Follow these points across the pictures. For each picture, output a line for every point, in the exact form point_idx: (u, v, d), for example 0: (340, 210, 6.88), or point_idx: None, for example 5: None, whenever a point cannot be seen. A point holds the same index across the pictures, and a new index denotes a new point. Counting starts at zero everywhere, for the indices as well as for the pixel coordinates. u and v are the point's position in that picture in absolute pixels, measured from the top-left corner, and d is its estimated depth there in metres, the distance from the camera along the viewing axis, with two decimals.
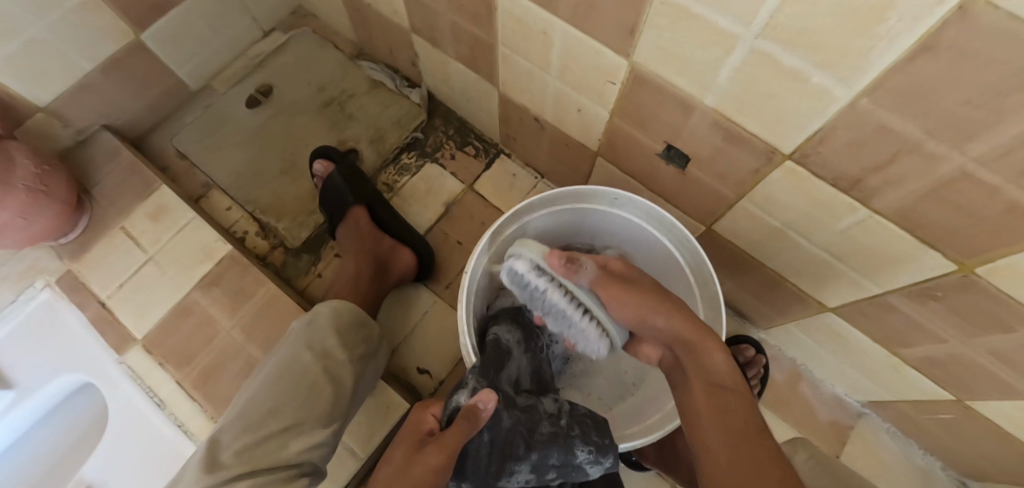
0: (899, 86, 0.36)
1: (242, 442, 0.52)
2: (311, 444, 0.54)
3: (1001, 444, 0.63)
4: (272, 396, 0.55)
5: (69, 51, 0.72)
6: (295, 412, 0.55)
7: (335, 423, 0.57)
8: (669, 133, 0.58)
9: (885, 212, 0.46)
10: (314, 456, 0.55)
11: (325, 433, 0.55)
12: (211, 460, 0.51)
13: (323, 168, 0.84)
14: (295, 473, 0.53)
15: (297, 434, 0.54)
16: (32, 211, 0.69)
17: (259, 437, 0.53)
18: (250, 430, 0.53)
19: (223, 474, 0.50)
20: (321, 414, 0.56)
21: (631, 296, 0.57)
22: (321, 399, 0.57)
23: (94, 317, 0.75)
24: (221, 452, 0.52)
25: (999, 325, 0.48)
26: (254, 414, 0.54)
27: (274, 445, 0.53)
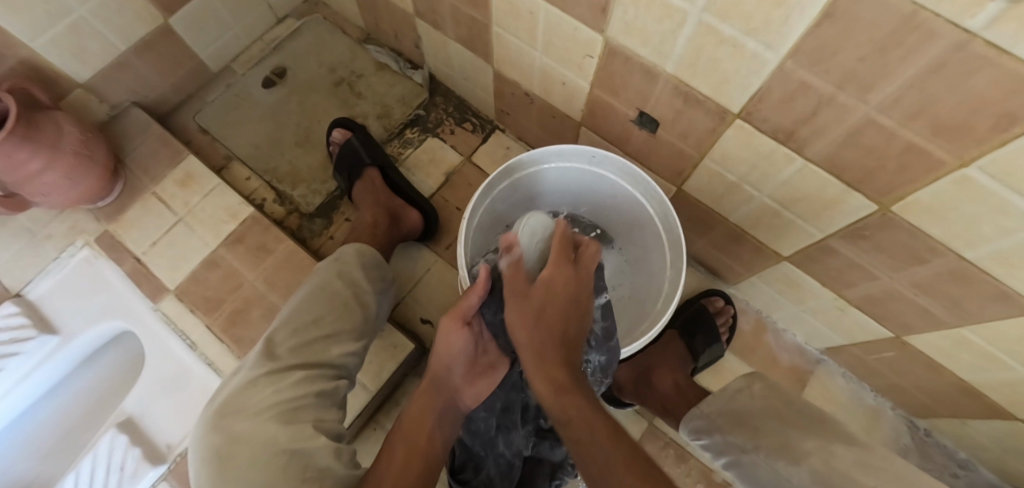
0: (809, 48, 0.44)
1: (294, 342, 0.60)
2: (348, 351, 0.64)
3: (933, 374, 0.72)
4: (314, 310, 0.64)
5: (106, 32, 0.81)
6: (334, 324, 0.64)
7: (364, 339, 0.67)
8: (640, 99, 0.67)
9: (815, 160, 0.55)
10: (349, 361, 0.64)
11: (357, 345, 0.65)
12: (269, 353, 0.59)
13: (341, 135, 0.93)
14: (336, 373, 0.62)
15: (337, 341, 0.64)
16: (77, 174, 0.77)
17: (307, 340, 0.61)
18: (299, 333, 0.62)
19: (280, 363, 0.58)
20: (355, 329, 0.66)
21: (547, 300, 0.52)
22: (353, 317, 0.67)
23: (130, 271, 0.83)
24: (276, 348, 0.60)
25: (916, 258, 0.57)
26: (302, 321, 0.63)
27: (320, 348, 0.62)
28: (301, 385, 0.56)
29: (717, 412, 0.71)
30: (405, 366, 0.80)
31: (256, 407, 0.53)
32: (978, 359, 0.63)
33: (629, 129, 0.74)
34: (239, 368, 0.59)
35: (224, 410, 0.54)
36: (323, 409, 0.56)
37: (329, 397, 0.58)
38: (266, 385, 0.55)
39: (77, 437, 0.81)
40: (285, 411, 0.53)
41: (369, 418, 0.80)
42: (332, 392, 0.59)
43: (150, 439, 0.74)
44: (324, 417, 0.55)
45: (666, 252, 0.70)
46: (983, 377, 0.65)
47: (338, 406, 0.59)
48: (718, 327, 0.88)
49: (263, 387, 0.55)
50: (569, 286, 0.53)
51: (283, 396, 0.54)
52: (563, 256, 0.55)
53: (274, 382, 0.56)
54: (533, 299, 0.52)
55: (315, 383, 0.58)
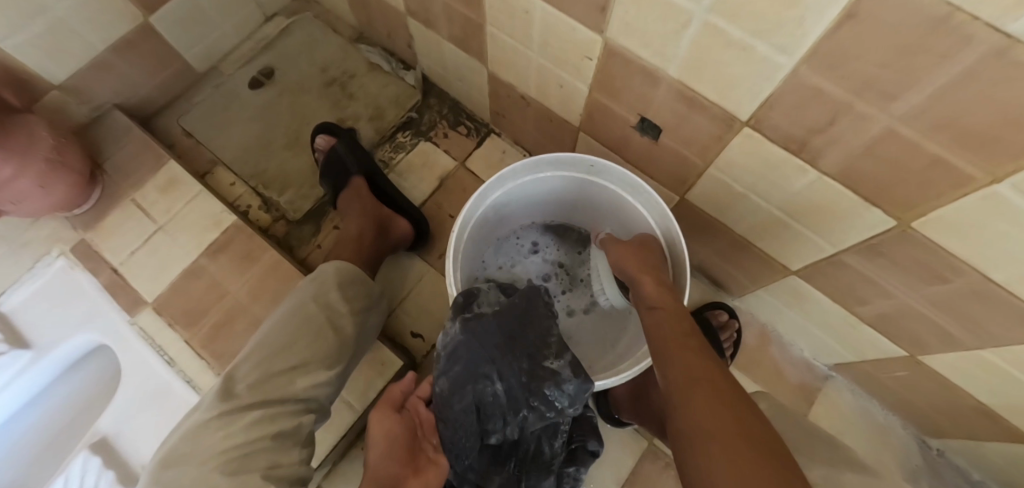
0: (828, 53, 0.41)
1: (254, 377, 0.57)
2: (316, 384, 0.60)
3: (949, 395, 0.69)
4: (282, 338, 0.61)
5: (83, 32, 0.77)
6: (303, 353, 0.60)
7: (338, 367, 0.63)
8: (642, 105, 0.63)
9: (830, 172, 0.52)
10: (318, 393, 0.60)
11: (329, 374, 0.61)
12: (225, 390, 0.56)
13: (324, 142, 0.89)
14: (302, 407, 0.59)
15: (304, 373, 0.60)
16: (49, 181, 0.74)
17: (268, 375, 0.58)
18: (262, 366, 0.58)
19: (236, 402, 0.55)
20: (325, 358, 0.62)
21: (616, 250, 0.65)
22: (326, 344, 0.62)
23: (107, 283, 0.80)
24: (236, 383, 0.57)
25: (937, 277, 0.53)
26: (267, 351, 0.59)
27: (283, 381, 0.58)
28: (255, 428, 0.54)
29: None
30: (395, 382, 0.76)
31: (209, 454, 0.52)
32: (999, 382, 0.60)
33: (629, 135, 0.71)
34: (200, 400, 0.57)
35: (180, 455, 0.53)
36: (280, 453, 0.54)
37: (289, 437, 0.56)
38: (219, 428, 0.53)
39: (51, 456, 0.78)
40: (235, 460, 0.51)
41: (357, 437, 0.77)
42: (294, 432, 0.57)
43: (124, 461, 0.71)
44: (281, 462, 0.54)
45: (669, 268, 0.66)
46: (1004, 402, 0.62)
47: (302, 444, 0.57)
48: (722, 343, 0.83)
49: (215, 431, 0.53)
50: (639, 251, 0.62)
51: (235, 442, 0.52)
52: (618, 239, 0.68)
53: (229, 423, 0.54)
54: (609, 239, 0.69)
55: (274, 423, 0.55)
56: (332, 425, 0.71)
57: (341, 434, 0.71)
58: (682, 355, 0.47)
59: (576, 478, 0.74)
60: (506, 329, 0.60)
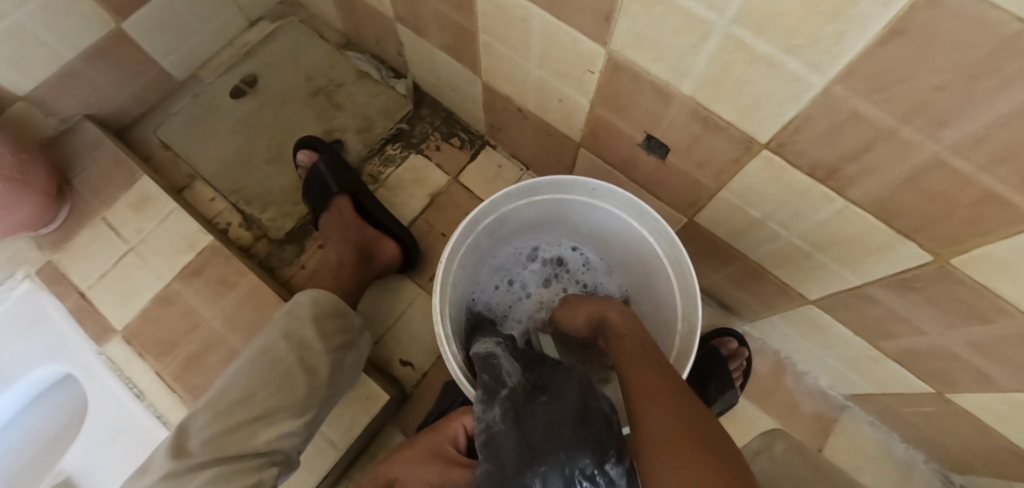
0: (868, 73, 0.35)
1: (209, 431, 0.53)
2: (281, 435, 0.55)
3: (980, 435, 0.63)
4: (246, 384, 0.56)
5: (49, 39, 0.72)
6: (268, 401, 0.56)
7: (308, 413, 0.58)
8: (650, 122, 0.58)
9: (861, 202, 0.46)
10: (285, 444, 0.56)
11: (296, 422, 0.56)
12: (178, 447, 0.52)
13: (307, 157, 0.84)
14: (266, 460, 0.54)
15: (268, 423, 0.55)
16: (10, 200, 0.69)
17: (227, 427, 0.54)
18: (220, 418, 0.54)
19: (187, 461, 0.51)
20: (294, 404, 0.57)
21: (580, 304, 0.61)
22: (294, 389, 0.57)
23: (74, 308, 0.75)
24: (189, 440, 0.53)
25: (978, 316, 0.48)
26: (226, 400, 0.55)
27: (243, 434, 0.54)
28: None
29: None
30: (382, 416, 0.71)
31: None
32: None
33: (634, 153, 0.65)
34: (155, 457, 0.54)
35: None
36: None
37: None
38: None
39: None
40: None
41: (341, 475, 0.72)
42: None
43: None
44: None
45: (678, 303, 0.60)
46: None
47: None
48: (732, 373, 0.79)
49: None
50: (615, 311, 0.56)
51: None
52: (581, 300, 0.62)
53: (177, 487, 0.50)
54: (573, 299, 0.64)
55: (229, 483, 0.51)
56: (312, 466, 0.66)
57: (322, 475, 0.66)
58: (652, 406, 0.39)
59: None
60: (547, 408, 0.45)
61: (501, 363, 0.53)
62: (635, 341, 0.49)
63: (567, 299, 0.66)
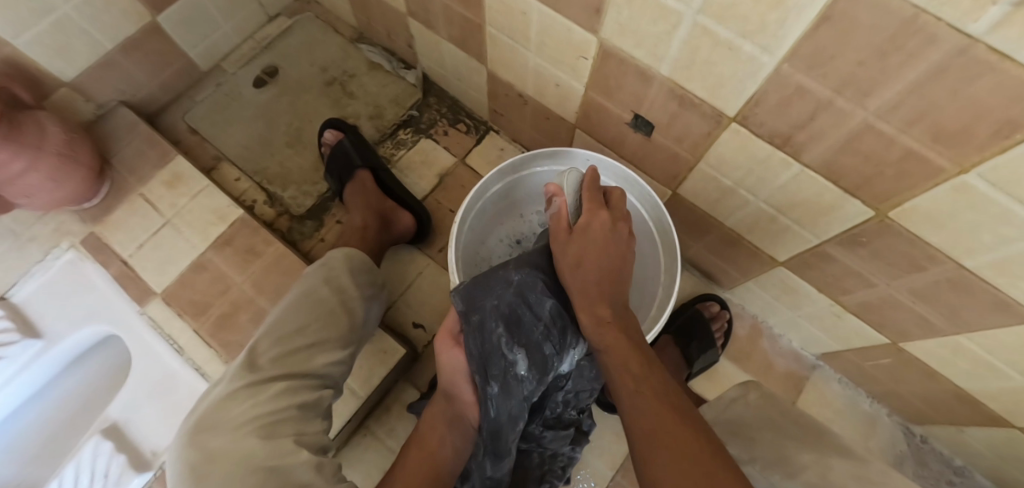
0: (806, 52, 0.43)
1: (276, 352, 0.61)
2: (333, 361, 0.65)
3: (931, 381, 0.72)
4: (299, 318, 0.65)
5: (92, 31, 0.79)
6: (320, 332, 0.65)
7: (350, 347, 0.68)
8: (635, 103, 0.66)
9: (813, 166, 0.54)
10: (334, 371, 0.65)
11: (343, 353, 0.67)
12: (250, 363, 0.59)
13: (332, 137, 0.92)
14: (320, 383, 0.63)
15: (322, 351, 0.65)
16: (60, 175, 0.76)
17: (289, 350, 0.62)
18: (282, 343, 0.62)
19: (261, 374, 0.58)
20: (339, 338, 0.67)
21: (579, 239, 0.55)
22: (340, 325, 0.68)
23: (117, 274, 0.82)
24: (258, 358, 0.60)
25: (914, 265, 0.56)
26: (286, 330, 0.64)
27: (303, 358, 0.63)
28: (282, 397, 0.57)
29: (715, 421, 0.72)
30: (397, 370, 0.79)
31: (236, 422, 0.54)
32: (974, 367, 0.63)
33: (622, 132, 0.73)
34: (220, 378, 0.60)
35: (203, 423, 0.54)
36: (305, 422, 0.57)
37: (312, 408, 0.60)
38: (246, 398, 0.56)
39: (62, 440, 0.81)
40: (265, 425, 0.54)
41: (359, 425, 0.79)
42: (316, 404, 0.60)
43: (135, 445, 0.74)
44: (306, 430, 0.56)
45: (661, 257, 0.68)
46: (981, 385, 0.65)
47: (322, 417, 0.60)
48: (713, 333, 0.87)
49: (243, 401, 0.56)
50: (600, 238, 0.55)
51: (264, 410, 0.55)
52: (595, 202, 0.58)
53: (255, 393, 0.57)
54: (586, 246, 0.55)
55: (298, 394, 0.59)
56: (335, 412, 0.73)
57: (344, 419, 0.73)
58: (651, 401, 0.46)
59: (571, 459, 0.75)
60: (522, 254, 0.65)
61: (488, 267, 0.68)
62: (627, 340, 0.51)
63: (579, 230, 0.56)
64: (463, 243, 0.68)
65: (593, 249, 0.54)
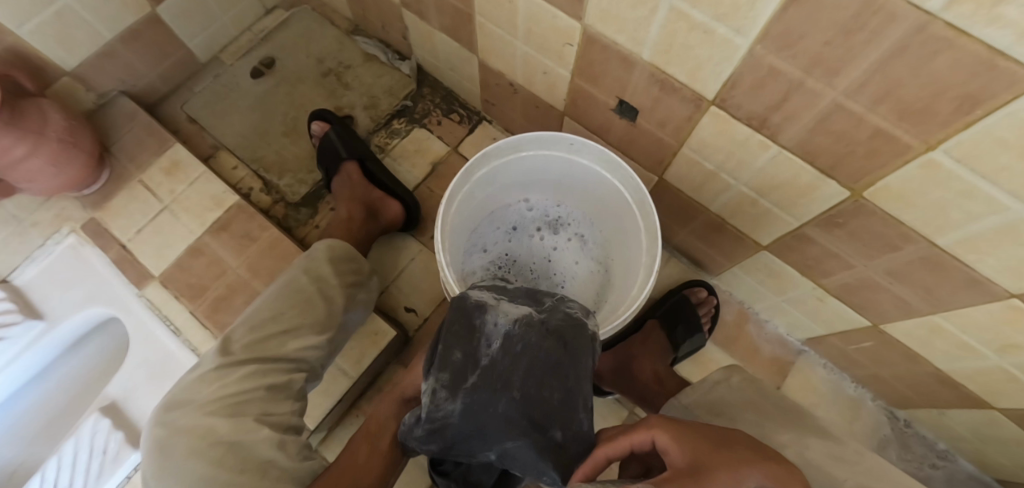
0: (775, 32, 0.45)
1: (250, 338, 0.62)
2: (307, 346, 0.65)
3: (913, 365, 0.73)
4: (276, 306, 0.66)
5: (94, 22, 0.81)
6: (295, 318, 0.66)
7: (327, 333, 0.68)
8: (619, 90, 0.68)
9: (789, 147, 0.56)
10: (310, 355, 0.66)
11: (320, 337, 0.67)
12: (223, 348, 0.61)
13: (320, 128, 0.94)
14: (295, 366, 0.64)
15: (296, 337, 0.65)
16: (62, 161, 0.78)
17: (262, 336, 0.63)
18: (257, 330, 0.63)
19: (231, 358, 0.60)
20: (316, 324, 0.67)
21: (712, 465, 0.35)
22: (317, 312, 0.67)
23: (115, 259, 0.84)
24: (232, 343, 0.62)
25: (888, 244, 0.58)
26: (259, 318, 0.64)
27: (276, 343, 0.64)
28: (250, 380, 0.59)
29: (697, 403, 0.70)
30: (389, 352, 0.81)
31: (203, 401, 0.57)
32: (951, 346, 0.64)
33: (608, 118, 0.75)
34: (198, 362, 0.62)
35: (175, 403, 0.58)
36: (273, 403, 0.59)
37: (282, 390, 0.61)
38: (215, 380, 0.58)
39: (63, 418, 0.84)
40: (228, 405, 0.56)
41: (351, 405, 0.81)
42: (285, 386, 0.61)
43: (132, 423, 0.76)
44: (273, 410, 0.59)
45: (643, 239, 0.70)
46: (960, 366, 0.66)
47: (295, 398, 0.62)
48: (700, 318, 0.88)
49: (211, 382, 0.58)
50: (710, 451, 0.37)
51: (229, 390, 0.57)
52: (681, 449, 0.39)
53: (224, 376, 0.59)
54: (699, 460, 0.36)
55: (267, 377, 0.60)
56: (327, 390, 0.76)
57: (337, 398, 0.76)
58: None
59: None
60: (506, 397, 0.50)
61: (480, 353, 0.53)
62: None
63: (641, 437, 0.43)
64: (451, 221, 0.70)
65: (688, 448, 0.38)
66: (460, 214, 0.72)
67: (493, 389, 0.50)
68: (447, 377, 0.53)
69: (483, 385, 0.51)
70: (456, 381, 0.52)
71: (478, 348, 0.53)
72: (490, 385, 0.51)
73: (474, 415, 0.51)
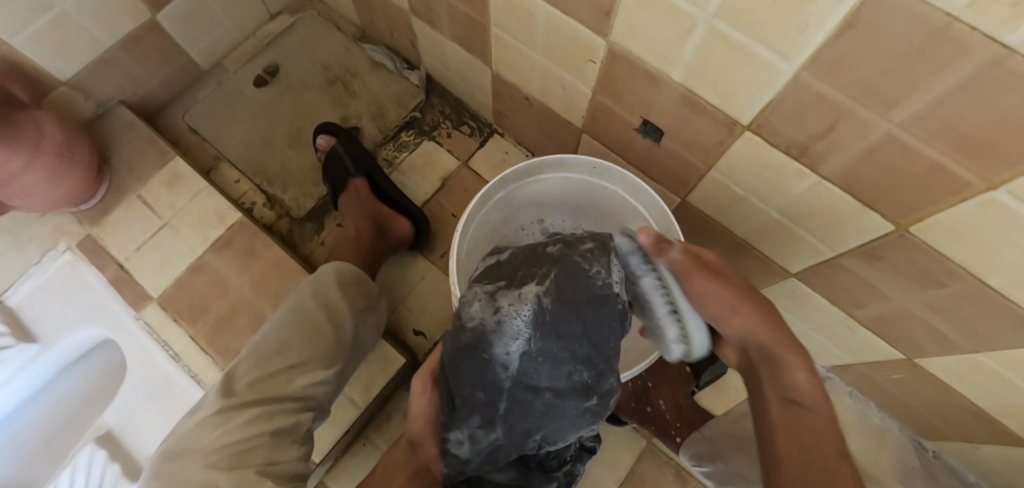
0: (826, 58, 0.41)
1: (254, 376, 0.59)
2: (315, 382, 0.62)
3: (947, 398, 0.69)
4: (281, 339, 0.62)
5: (91, 28, 0.78)
6: (302, 352, 0.62)
7: (336, 365, 0.64)
8: (644, 108, 0.64)
9: (830, 177, 0.52)
10: (318, 391, 0.62)
11: (327, 372, 0.63)
12: (226, 388, 0.58)
13: (326, 142, 0.90)
14: (301, 405, 0.61)
15: (302, 372, 0.62)
16: (57, 176, 0.74)
17: (267, 373, 0.60)
18: (261, 366, 0.60)
19: (234, 400, 0.57)
20: (324, 357, 0.63)
21: (716, 285, 0.53)
22: (325, 342, 0.64)
23: (113, 278, 0.81)
24: (235, 382, 0.58)
25: (933, 280, 0.54)
26: (264, 351, 0.61)
27: (282, 381, 0.60)
28: (254, 425, 0.56)
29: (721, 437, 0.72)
30: (398, 378, 0.78)
31: (206, 450, 0.54)
32: (993, 384, 0.61)
33: (630, 136, 0.71)
34: (199, 402, 0.59)
35: (176, 451, 0.55)
36: (279, 449, 0.57)
37: (288, 434, 0.58)
38: (216, 425, 0.55)
39: (59, 444, 0.81)
40: (230, 455, 0.53)
41: (359, 433, 0.78)
42: (292, 429, 0.58)
43: (131, 453, 0.73)
44: (279, 458, 0.56)
45: None
46: (1000, 404, 0.62)
47: (301, 441, 0.59)
48: None
49: (213, 428, 0.55)
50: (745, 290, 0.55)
51: (232, 437, 0.54)
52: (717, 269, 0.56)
53: (227, 420, 0.55)
54: (723, 266, 0.56)
55: (272, 420, 0.57)
56: (334, 420, 0.73)
57: (345, 429, 0.73)
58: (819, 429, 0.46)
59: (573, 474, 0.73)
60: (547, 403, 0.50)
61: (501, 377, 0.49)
62: (808, 412, 0.47)
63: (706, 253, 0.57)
64: (466, 249, 0.66)
65: (715, 293, 0.53)
66: (474, 242, 0.69)
67: (532, 404, 0.50)
68: (479, 414, 0.50)
69: (520, 405, 0.50)
70: (489, 413, 0.50)
71: (495, 377, 0.49)
72: (527, 401, 0.50)
73: (517, 432, 0.52)
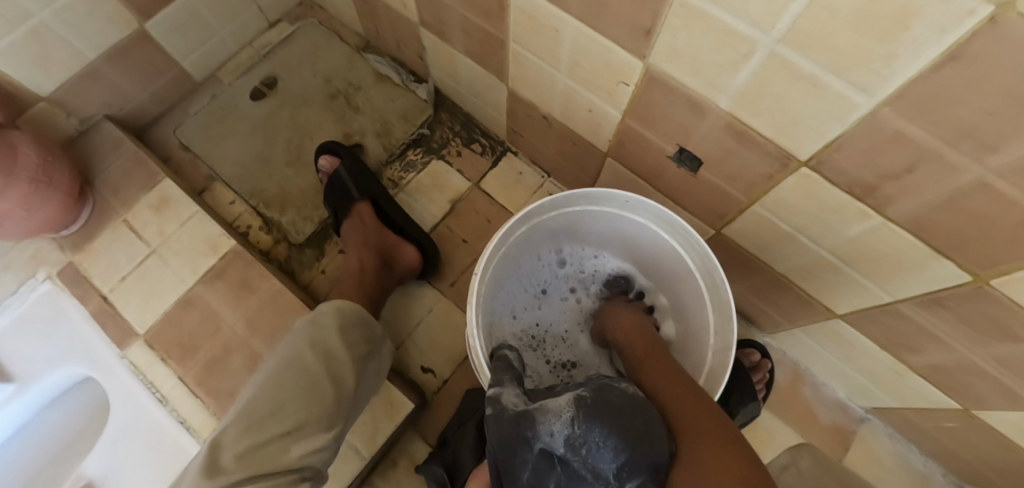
0: (915, 96, 0.35)
1: (243, 446, 0.53)
2: (313, 449, 0.56)
3: (1005, 452, 0.63)
4: (274, 399, 0.57)
5: (72, 41, 0.71)
6: (298, 413, 0.56)
7: (336, 426, 0.58)
8: (680, 136, 0.58)
9: (899, 221, 0.46)
10: (315, 459, 0.56)
11: (326, 436, 0.57)
12: (211, 464, 0.52)
13: (328, 163, 0.84)
14: (297, 477, 0.55)
15: (298, 438, 0.56)
16: (34, 203, 0.68)
17: (259, 442, 0.54)
18: (252, 432, 0.54)
19: (221, 479, 0.51)
20: (323, 417, 0.57)
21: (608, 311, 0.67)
22: (324, 400, 0.58)
23: (96, 311, 0.75)
24: (222, 455, 0.53)
25: (1010, 335, 0.48)
26: (256, 414, 0.55)
27: (276, 449, 0.54)
28: None
29: None
30: (405, 422, 0.72)
31: None
32: None
33: (662, 164, 0.65)
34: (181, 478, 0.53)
35: None
36: None
37: None
38: None
39: None
40: None
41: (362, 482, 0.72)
42: None
43: None
44: None
45: (710, 314, 0.60)
46: None
47: None
48: (755, 385, 0.79)
49: None
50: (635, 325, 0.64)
51: None
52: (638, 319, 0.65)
53: None
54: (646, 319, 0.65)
55: None
56: (335, 472, 0.67)
57: (347, 481, 0.67)
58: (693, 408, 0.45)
59: None
60: None
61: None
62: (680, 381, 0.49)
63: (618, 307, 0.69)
64: (483, 291, 0.60)
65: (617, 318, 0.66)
66: (491, 283, 0.63)
67: None
68: None
69: None
70: None
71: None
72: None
73: None
